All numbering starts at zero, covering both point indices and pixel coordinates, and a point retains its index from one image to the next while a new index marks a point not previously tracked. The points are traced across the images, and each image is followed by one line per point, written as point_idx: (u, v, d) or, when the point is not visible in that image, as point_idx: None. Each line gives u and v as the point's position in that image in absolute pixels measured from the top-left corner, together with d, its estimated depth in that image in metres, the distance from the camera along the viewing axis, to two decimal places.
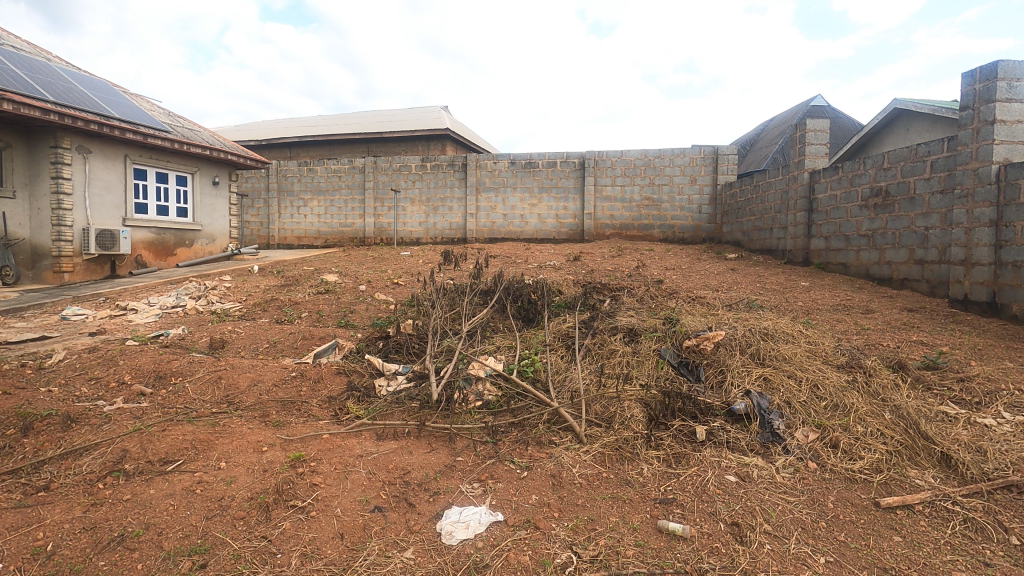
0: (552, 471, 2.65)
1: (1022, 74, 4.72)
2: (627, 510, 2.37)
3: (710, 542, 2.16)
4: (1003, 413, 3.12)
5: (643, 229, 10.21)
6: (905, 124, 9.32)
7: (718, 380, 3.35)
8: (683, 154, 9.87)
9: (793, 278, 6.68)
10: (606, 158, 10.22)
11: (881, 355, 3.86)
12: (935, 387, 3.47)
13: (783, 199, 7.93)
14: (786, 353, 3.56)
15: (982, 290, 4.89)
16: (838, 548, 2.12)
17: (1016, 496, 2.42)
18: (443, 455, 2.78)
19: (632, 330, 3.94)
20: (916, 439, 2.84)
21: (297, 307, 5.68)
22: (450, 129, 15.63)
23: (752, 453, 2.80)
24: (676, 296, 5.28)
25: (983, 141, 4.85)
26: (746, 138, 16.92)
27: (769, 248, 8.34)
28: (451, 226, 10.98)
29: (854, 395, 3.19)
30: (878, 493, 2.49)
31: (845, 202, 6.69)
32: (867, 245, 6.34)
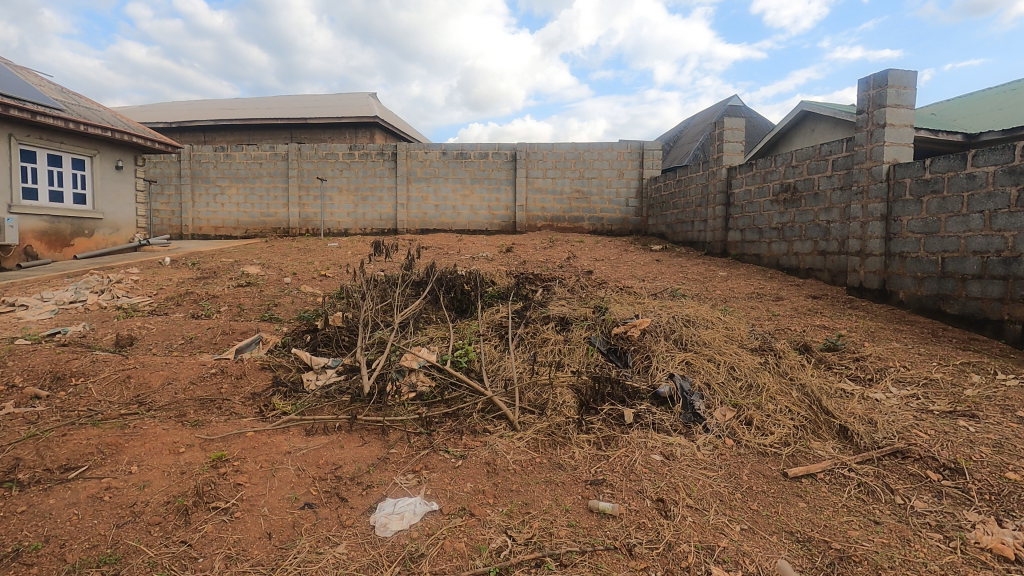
0: (486, 458, 2.67)
1: (908, 83, 5.23)
2: (559, 492, 2.44)
3: (638, 518, 2.26)
4: (891, 387, 3.48)
5: (573, 221, 10.43)
6: (810, 126, 10.07)
7: (644, 365, 3.50)
8: (611, 148, 10.15)
9: (713, 268, 7.07)
10: (537, 150, 10.32)
11: (789, 339, 4.18)
12: (835, 366, 3.80)
13: (703, 193, 8.35)
14: (705, 339, 3.77)
15: (874, 278, 5.39)
16: (752, 516, 2.29)
17: (900, 460, 2.71)
18: (376, 448, 2.74)
19: (564, 319, 4.03)
20: (819, 414, 3.11)
21: (215, 300, 5.36)
22: (379, 117, 15.20)
23: (675, 433, 2.95)
24: (605, 286, 5.44)
25: (876, 143, 5.33)
26: (671, 135, 17.64)
27: (690, 239, 8.77)
28: (381, 217, 10.71)
29: (765, 375, 3.44)
30: (785, 464, 2.70)
31: (758, 197, 7.14)
32: (777, 237, 6.82)
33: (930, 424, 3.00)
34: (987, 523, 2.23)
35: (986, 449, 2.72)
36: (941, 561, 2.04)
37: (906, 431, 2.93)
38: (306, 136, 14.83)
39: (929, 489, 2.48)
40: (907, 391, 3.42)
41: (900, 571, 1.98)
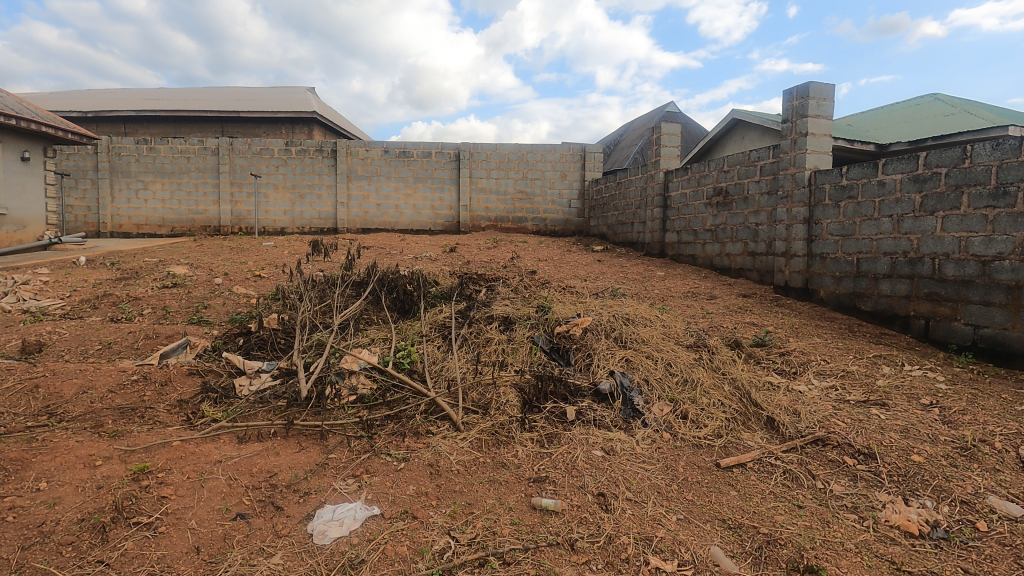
0: (429, 460, 2.64)
1: (827, 95, 5.60)
2: (502, 491, 2.44)
3: (579, 513, 2.31)
4: (812, 379, 3.72)
5: (517, 221, 10.50)
6: (740, 133, 10.61)
7: (586, 363, 3.57)
8: (553, 150, 10.30)
9: (651, 268, 7.31)
10: (481, 150, 10.31)
11: (722, 335, 4.38)
12: (763, 361, 4.02)
13: (642, 196, 8.61)
14: (644, 336, 3.89)
15: (797, 278, 5.74)
16: (687, 506, 2.38)
17: (821, 447, 2.90)
18: (313, 454, 2.65)
19: (508, 318, 4.04)
20: (748, 406, 3.27)
21: (137, 303, 5.02)
22: (317, 112, 14.73)
23: (616, 428, 3.03)
24: (548, 286, 5.51)
25: (799, 150, 5.67)
26: (611, 138, 18.09)
27: (630, 240, 9.02)
28: (320, 215, 10.39)
29: (700, 370, 3.59)
30: (718, 455, 2.83)
31: (693, 200, 7.43)
32: (710, 239, 7.12)
33: (847, 413, 3.23)
34: (896, 503, 2.43)
35: (895, 435, 2.96)
36: (856, 540, 2.20)
37: (826, 420, 3.13)
38: (239, 130, 14.17)
39: (846, 474, 2.67)
40: (827, 383, 3.66)
41: (820, 551, 2.12)
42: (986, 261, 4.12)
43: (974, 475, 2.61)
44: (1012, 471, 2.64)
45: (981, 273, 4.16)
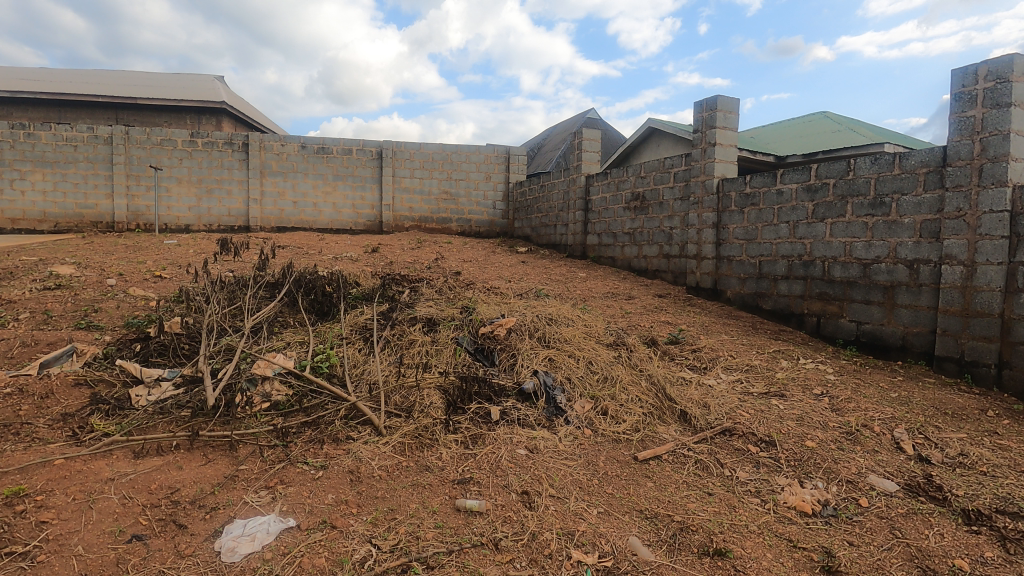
0: (349, 467, 2.56)
1: (732, 108, 6.01)
2: (426, 495, 2.41)
3: (503, 512, 2.32)
4: (720, 374, 3.97)
5: (441, 222, 10.40)
6: (655, 141, 11.13)
7: (510, 363, 3.60)
8: (478, 151, 10.32)
9: (573, 270, 7.49)
10: (404, 149, 10.13)
11: (639, 334, 4.57)
12: (676, 357, 4.24)
13: (564, 199, 8.81)
14: (566, 336, 3.97)
15: (707, 279, 6.11)
16: (607, 499, 2.47)
17: (728, 437, 3.10)
18: (222, 466, 2.49)
19: (431, 319, 3.99)
20: (663, 401, 3.43)
21: (12, 306, 4.48)
22: (227, 103, 13.85)
23: (539, 427, 3.08)
24: (473, 287, 5.50)
25: (708, 159, 6.03)
26: (535, 142, 18.38)
27: (553, 242, 9.19)
28: (230, 212, 9.76)
29: (618, 368, 3.72)
30: (636, 449, 2.94)
31: (612, 204, 7.70)
32: (628, 242, 7.41)
33: (750, 404, 3.47)
34: (792, 485, 2.64)
35: (791, 423, 3.22)
36: (759, 522, 2.37)
37: (733, 412, 3.35)
38: (136, 118, 13.03)
39: (750, 461, 2.88)
40: (733, 377, 3.92)
41: (728, 534, 2.27)
42: (866, 264, 4.59)
43: (857, 457, 2.89)
44: (888, 452, 2.95)
45: (862, 274, 4.62)
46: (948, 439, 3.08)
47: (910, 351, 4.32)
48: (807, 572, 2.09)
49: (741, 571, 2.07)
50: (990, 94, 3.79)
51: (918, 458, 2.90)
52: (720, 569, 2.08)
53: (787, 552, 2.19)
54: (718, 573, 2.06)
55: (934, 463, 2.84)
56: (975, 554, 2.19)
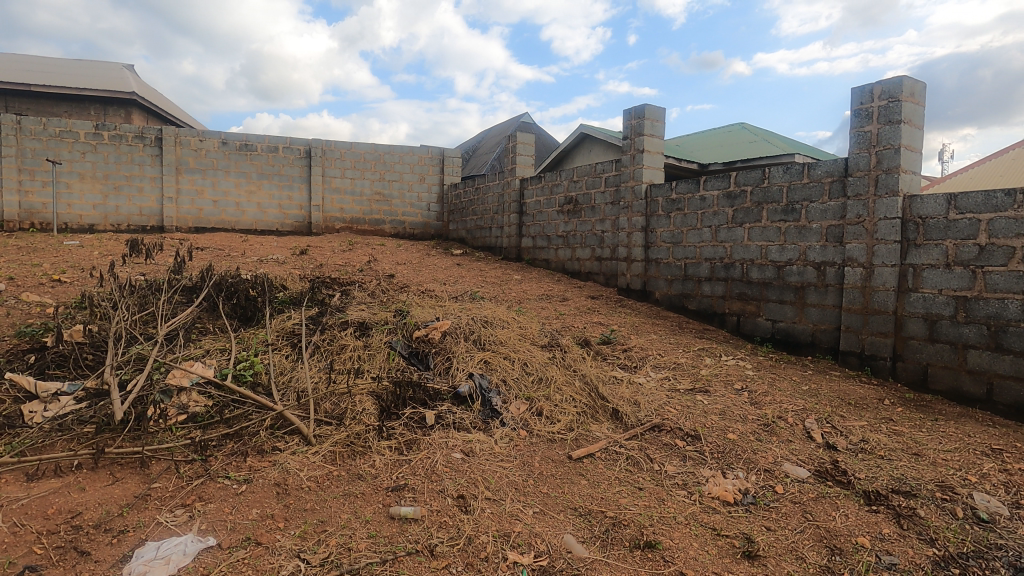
0: (276, 479, 2.45)
1: (659, 117, 6.26)
2: (358, 504, 2.34)
3: (439, 518, 2.29)
4: (649, 372, 4.12)
5: (374, 224, 10.15)
6: (587, 147, 11.41)
7: (445, 366, 3.56)
8: (412, 152, 10.17)
9: (508, 272, 7.53)
10: (334, 148, 9.82)
11: (573, 335, 4.66)
12: (608, 357, 4.35)
13: (499, 202, 8.85)
14: (501, 338, 3.98)
15: (637, 281, 6.33)
16: (542, 499, 2.50)
17: (658, 433, 3.21)
18: (132, 485, 2.31)
19: (364, 323, 3.87)
20: (596, 400, 3.51)
21: None
22: (137, 93, 12.89)
23: (475, 429, 3.07)
24: (407, 290, 5.40)
25: (637, 165, 6.25)
26: (469, 144, 18.35)
27: (488, 245, 9.20)
28: (141, 211, 9.08)
29: (553, 368, 3.77)
30: (570, 448, 2.99)
31: (546, 207, 7.81)
32: (562, 244, 7.54)
33: (677, 400, 3.63)
34: (716, 476, 2.79)
35: (715, 417, 3.39)
36: (686, 513, 2.48)
37: (662, 408, 3.48)
38: (29, 107, 11.86)
39: (677, 455, 3.00)
40: (661, 375, 4.08)
41: (657, 526, 2.35)
42: (780, 266, 4.91)
43: (773, 447, 3.08)
44: (800, 441, 3.18)
45: (777, 276, 4.95)
46: (851, 427, 3.35)
47: (818, 347, 4.67)
48: (729, 557, 2.21)
49: (669, 561, 2.16)
50: (884, 111, 4.17)
51: (826, 446, 3.13)
52: (650, 560, 2.16)
53: (711, 540, 2.31)
54: (648, 564, 2.14)
55: (840, 449, 3.08)
56: (875, 531, 2.39)
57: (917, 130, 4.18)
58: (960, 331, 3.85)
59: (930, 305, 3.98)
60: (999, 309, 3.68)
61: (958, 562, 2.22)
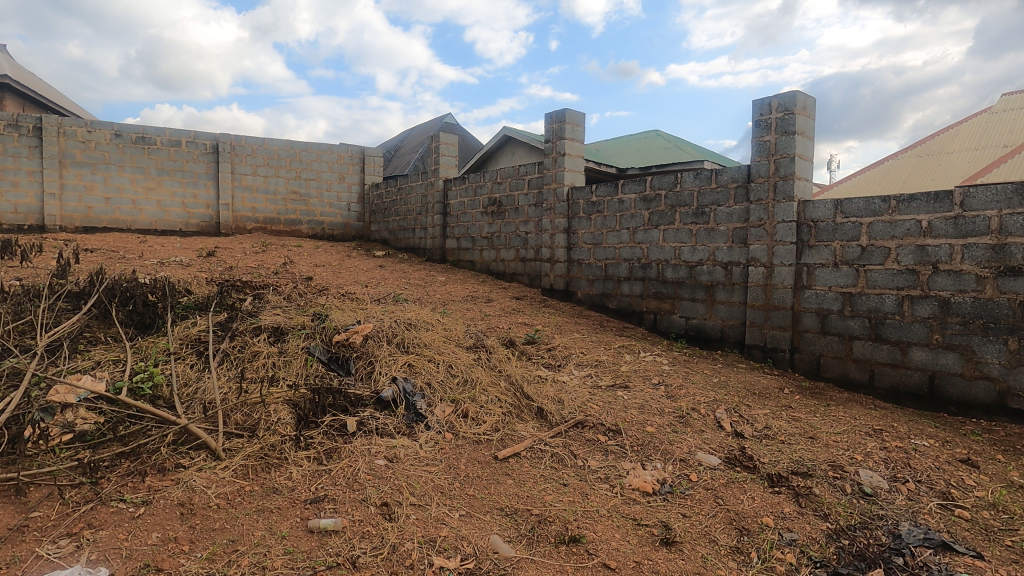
0: (180, 499, 2.28)
1: (579, 121, 6.43)
2: (274, 520, 2.22)
3: (361, 528, 2.22)
4: (572, 370, 4.21)
5: (289, 224, 9.67)
6: (511, 149, 11.52)
7: (367, 371, 3.46)
8: (330, 150, 9.79)
9: (433, 274, 7.44)
10: (245, 144, 9.27)
11: (498, 336, 4.67)
12: (533, 357, 4.41)
13: (422, 202, 8.72)
14: (426, 341, 3.92)
15: (560, 281, 6.47)
16: (468, 502, 2.48)
17: (581, 429, 3.29)
18: (5, 516, 2.07)
19: (278, 328, 3.67)
20: (521, 400, 3.54)
21: None
22: (11, 76, 11.53)
23: (399, 435, 3.00)
24: (326, 293, 5.19)
25: (559, 168, 6.38)
26: (391, 143, 17.98)
27: (411, 246, 9.04)
28: (17, 209, 8.11)
29: (478, 370, 3.76)
30: (496, 449, 3.00)
31: (470, 209, 7.80)
32: (487, 245, 7.56)
33: (599, 397, 3.74)
34: (636, 468, 2.90)
35: (634, 411, 3.53)
36: (608, 506, 2.56)
37: (585, 405, 3.57)
38: None
39: (599, 449, 3.09)
40: (583, 372, 4.19)
41: (582, 521, 2.41)
42: (692, 266, 5.20)
43: (687, 437, 3.25)
44: (711, 430, 3.37)
45: (689, 275, 5.23)
46: (756, 415, 3.61)
47: (726, 341, 4.98)
48: (649, 546, 2.31)
49: (593, 553, 2.22)
50: (781, 123, 4.52)
51: (734, 434, 3.35)
52: (574, 555, 2.21)
53: (632, 530, 2.40)
54: (573, 558, 2.18)
55: (746, 436, 3.31)
56: (777, 511, 2.59)
57: (809, 141, 4.56)
58: (847, 324, 4.25)
59: (822, 300, 4.36)
60: (878, 303, 4.10)
61: (847, 534, 2.45)
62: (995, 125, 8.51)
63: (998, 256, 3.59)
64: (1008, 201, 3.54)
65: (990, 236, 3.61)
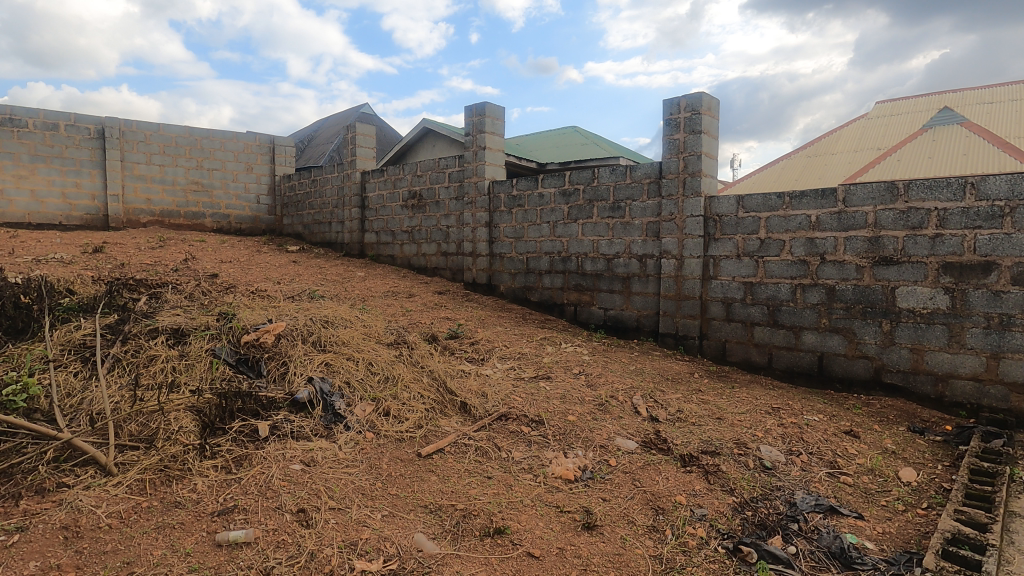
0: (64, 521, 2.06)
1: (499, 115, 6.44)
2: (175, 536, 2.06)
3: (275, 537, 2.11)
4: (496, 363, 4.23)
5: (191, 217, 8.97)
6: (431, 141, 11.35)
7: (280, 372, 3.28)
8: (235, 138, 9.17)
9: (351, 269, 7.19)
10: (136, 129, 8.49)
11: (420, 331, 4.60)
12: (456, 352, 4.38)
13: (338, 195, 8.39)
14: (344, 338, 3.79)
15: (482, 275, 6.47)
16: (391, 501, 2.43)
17: (505, 421, 3.32)
18: None
19: (179, 330, 3.38)
20: (444, 395, 3.51)
21: None
22: None
23: (316, 437, 2.87)
24: (233, 291, 4.87)
25: (480, 162, 6.36)
26: (305, 133, 17.17)
27: (328, 240, 8.69)
28: None
29: (400, 366, 3.69)
30: (419, 446, 2.95)
31: (389, 202, 7.59)
32: (407, 239, 7.40)
33: (522, 389, 3.78)
34: (558, 457, 2.97)
35: (556, 401, 3.61)
36: (532, 495, 2.61)
37: (508, 398, 3.60)
38: None
39: (523, 440, 3.13)
40: (506, 365, 4.22)
41: (505, 512, 2.43)
42: (610, 259, 5.37)
43: (607, 424, 3.37)
44: (629, 416, 3.51)
45: (607, 268, 5.40)
46: (670, 400, 3.80)
47: (642, 330, 5.20)
48: (571, 531, 2.37)
49: (517, 543, 2.24)
50: (689, 122, 4.77)
51: (650, 419, 3.51)
52: (499, 546, 2.22)
53: (556, 517, 2.45)
54: (497, 550, 2.20)
55: (661, 420, 3.48)
56: (689, 489, 2.74)
57: (714, 140, 4.84)
58: (748, 311, 4.58)
59: (727, 290, 4.67)
60: (775, 291, 4.44)
61: (750, 505, 2.64)
62: (871, 129, 9.48)
63: (874, 248, 3.99)
64: (881, 198, 3.94)
65: (867, 230, 4.01)
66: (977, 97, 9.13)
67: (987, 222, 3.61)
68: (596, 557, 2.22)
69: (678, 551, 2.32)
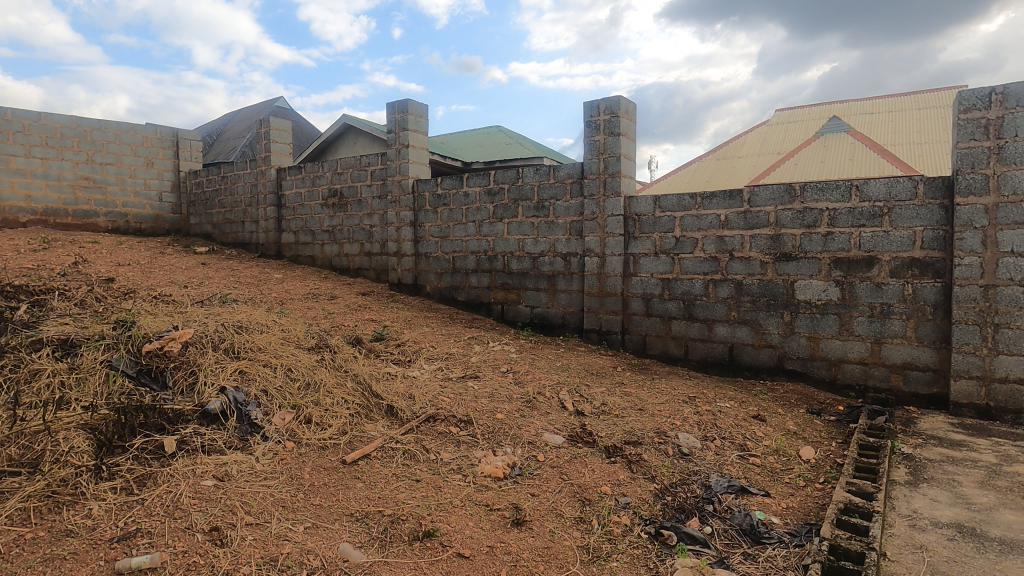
0: None
1: (422, 113, 6.34)
2: (68, 568, 1.87)
3: (186, 560, 1.96)
4: (422, 364, 4.17)
5: (81, 216, 8.14)
6: (352, 138, 11.00)
7: (188, 383, 3.05)
8: (132, 131, 8.44)
9: (267, 271, 6.83)
10: (11, 118, 7.60)
11: (343, 334, 4.45)
12: (381, 354, 4.28)
13: (252, 193, 7.94)
14: (260, 344, 3.59)
15: (408, 275, 6.36)
16: (314, 513, 2.33)
17: (433, 423, 3.28)
18: None
19: (68, 340, 3.06)
20: (369, 399, 3.42)
21: None
22: None
23: (230, 450, 2.71)
24: (133, 296, 4.48)
25: (403, 160, 6.24)
26: (213, 126, 16.10)
27: (241, 240, 8.20)
28: None
29: (322, 371, 3.54)
30: (344, 453, 2.86)
31: (308, 200, 7.28)
32: (328, 239, 7.13)
33: (450, 389, 3.76)
34: (487, 455, 2.97)
35: (485, 400, 3.61)
36: (462, 495, 2.60)
37: (436, 399, 3.55)
38: None
39: (451, 441, 3.11)
40: (434, 366, 4.18)
41: (435, 514, 2.40)
42: (535, 257, 5.45)
43: (534, 421, 3.41)
44: (556, 411, 3.59)
45: (533, 266, 5.48)
46: (595, 394, 3.91)
47: (567, 326, 5.32)
48: (501, 528, 2.38)
49: (447, 545, 2.22)
50: (608, 124, 4.93)
51: (576, 413, 3.59)
52: (429, 549, 2.19)
53: (485, 515, 2.46)
54: (426, 554, 2.16)
55: (586, 414, 3.58)
56: (613, 479, 2.84)
57: (632, 142, 5.04)
58: (666, 306, 4.80)
59: (646, 286, 4.88)
60: (690, 286, 4.69)
61: (669, 491, 2.78)
62: (772, 135, 10.26)
63: (775, 245, 4.31)
64: (781, 199, 4.27)
65: (769, 228, 4.33)
66: (860, 109, 10.14)
67: (869, 222, 4.00)
68: (525, 552, 2.25)
69: (603, 540, 2.39)
